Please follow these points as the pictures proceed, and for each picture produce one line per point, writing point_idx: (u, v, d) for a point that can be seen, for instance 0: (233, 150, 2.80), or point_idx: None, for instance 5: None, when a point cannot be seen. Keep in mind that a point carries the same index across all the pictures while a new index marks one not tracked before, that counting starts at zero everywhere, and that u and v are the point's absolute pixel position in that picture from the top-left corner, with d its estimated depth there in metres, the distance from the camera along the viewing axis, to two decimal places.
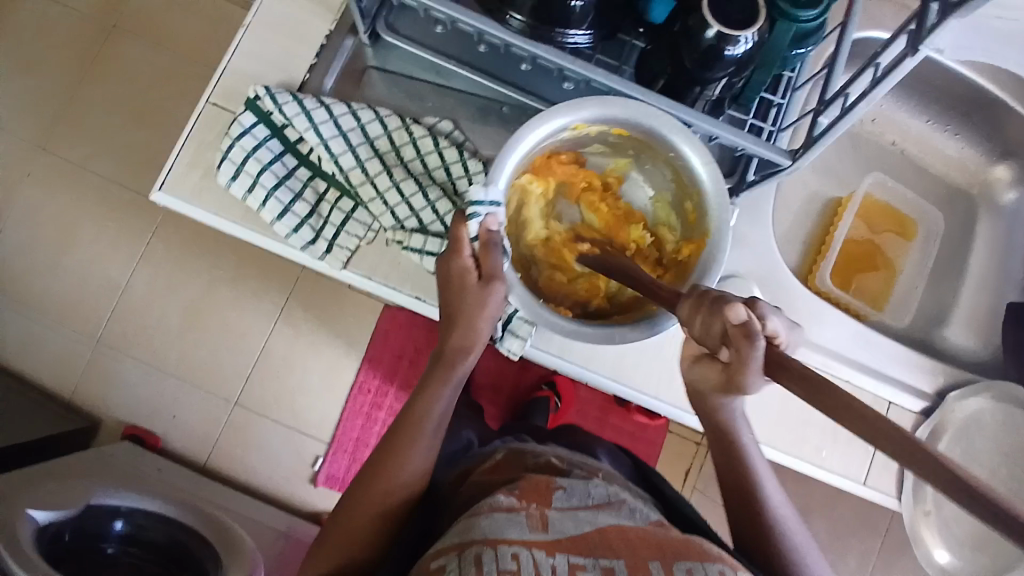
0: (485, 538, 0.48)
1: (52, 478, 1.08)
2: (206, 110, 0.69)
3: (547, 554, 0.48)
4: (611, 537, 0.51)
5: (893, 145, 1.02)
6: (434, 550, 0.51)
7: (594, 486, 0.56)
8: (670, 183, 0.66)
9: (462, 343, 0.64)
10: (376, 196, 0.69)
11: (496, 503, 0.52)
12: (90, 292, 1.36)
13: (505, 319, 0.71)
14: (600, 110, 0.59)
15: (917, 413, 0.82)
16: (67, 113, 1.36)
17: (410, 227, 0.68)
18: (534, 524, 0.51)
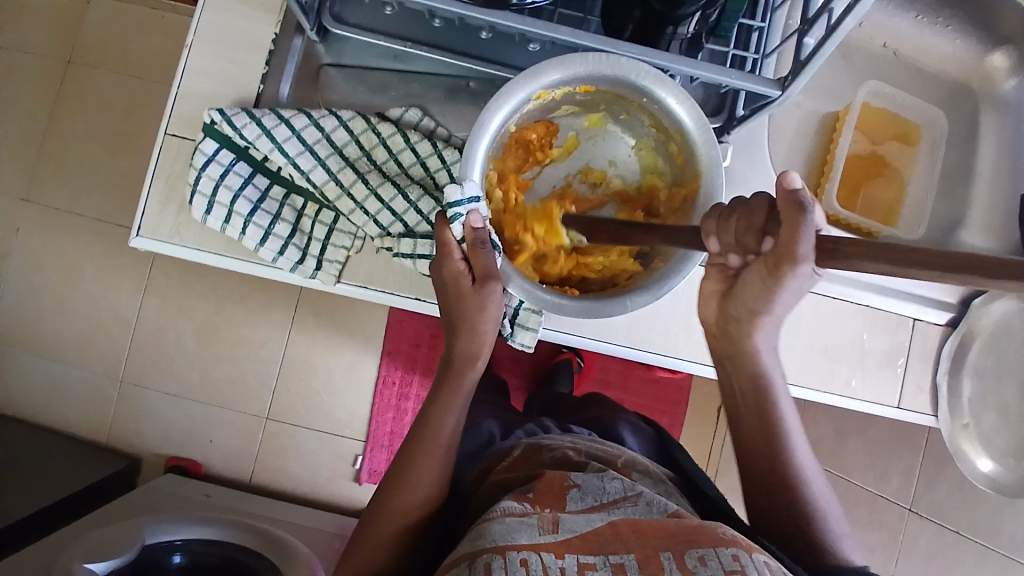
0: (494, 546, 0.47)
1: (103, 523, 1.09)
2: (167, 141, 0.66)
3: (556, 556, 0.47)
4: (622, 530, 0.49)
5: (886, 48, 0.96)
6: (449, 561, 0.50)
7: (609, 480, 0.55)
8: (650, 130, 0.62)
9: (469, 350, 0.63)
10: (355, 207, 0.65)
11: (508, 509, 0.52)
12: (104, 333, 1.36)
13: (510, 311, 0.69)
14: (563, 70, 0.55)
15: (944, 326, 0.78)
16: (41, 159, 1.34)
17: (397, 232, 0.65)
18: (545, 526, 0.50)
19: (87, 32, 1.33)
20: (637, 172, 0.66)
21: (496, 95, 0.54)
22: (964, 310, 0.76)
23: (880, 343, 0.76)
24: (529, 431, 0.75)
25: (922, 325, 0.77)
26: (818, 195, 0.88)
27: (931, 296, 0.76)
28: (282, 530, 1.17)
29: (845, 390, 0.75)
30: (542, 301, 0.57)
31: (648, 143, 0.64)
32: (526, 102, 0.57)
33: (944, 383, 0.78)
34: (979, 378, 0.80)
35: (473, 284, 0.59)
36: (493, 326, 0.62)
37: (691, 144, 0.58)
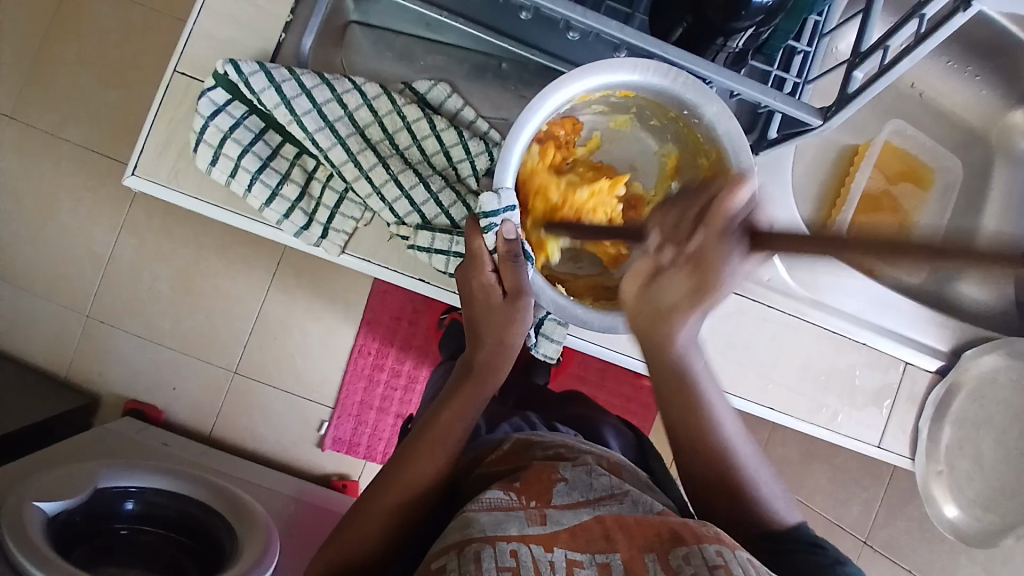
0: (483, 536, 0.46)
1: (55, 462, 1.05)
2: (174, 80, 0.62)
3: (545, 550, 0.47)
4: (610, 527, 0.49)
5: (914, 88, 0.95)
6: (434, 549, 0.49)
7: (597, 476, 0.55)
8: (681, 138, 0.62)
9: (491, 360, 0.62)
10: (372, 191, 0.63)
11: (494, 499, 0.51)
12: (75, 265, 1.31)
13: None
14: (612, 73, 0.54)
15: (933, 373, 0.79)
16: (27, 74, 1.27)
17: (412, 222, 0.63)
18: (533, 519, 0.49)
19: None
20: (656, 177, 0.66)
21: (542, 92, 0.52)
22: (954, 361, 0.79)
23: (871, 380, 0.77)
24: (515, 424, 0.75)
25: (912, 369, 0.79)
26: (829, 225, 0.88)
27: (928, 343, 0.78)
28: (239, 489, 1.14)
29: (829, 424, 0.76)
30: (573, 315, 0.57)
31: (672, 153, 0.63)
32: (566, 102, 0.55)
33: (925, 427, 0.79)
34: (960, 426, 0.80)
35: (502, 298, 0.59)
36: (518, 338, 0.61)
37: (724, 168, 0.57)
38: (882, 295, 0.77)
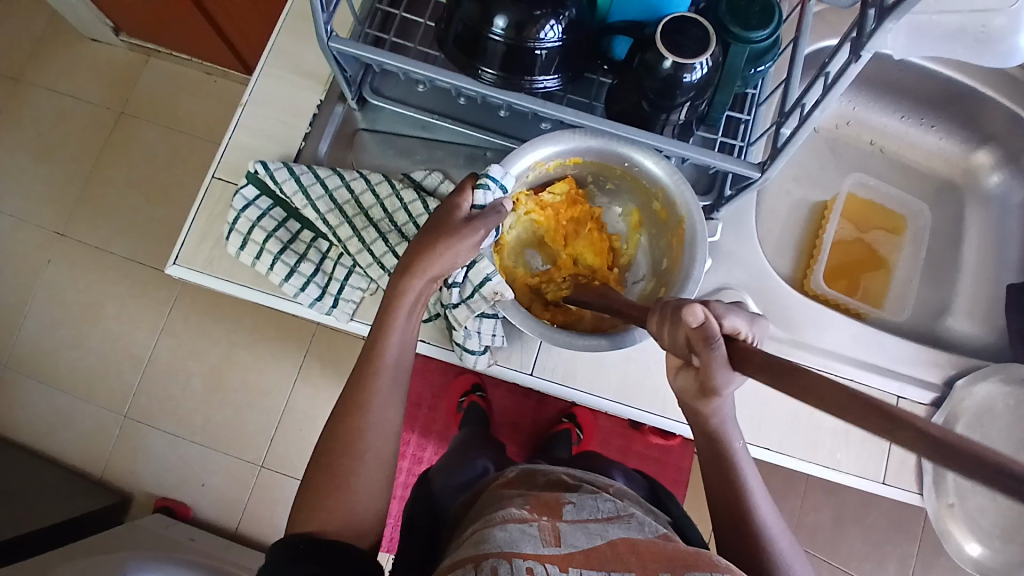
0: (500, 551, 0.49)
1: (85, 555, 1.09)
2: (212, 183, 0.75)
3: (561, 569, 0.48)
4: (621, 549, 0.51)
5: (873, 145, 1.04)
6: (451, 566, 0.51)
7: (602, 501, 0.58)
8: (633, 194, 0.73)
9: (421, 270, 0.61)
10: (373, 261, 0.72)
11: (507, 516, 0.54)
12: (116, 368, 1.41)
13: (462, 294, 0.70)
14: (561, 142, 0.66)
15: (927, 406, 0.81)
16: (84, 198, 1.44)
17: None
18: (547, 538, 0.51)
19: (142, 88, 1.47)
20: (623, 232, 0.77)
21: (502, 161, 0.64)
22: (946, 391, 0.81)
23: None
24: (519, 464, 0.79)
25: (905, 403, 0.80)
26: (808, 274, 0.93)
27: (915, 375, 0.81)
28: None
29: (828, 462, 0.78)
30: (569, 342, 0.63)
31: (633, 209, 0.75)
32: (525, 172, 0.67)
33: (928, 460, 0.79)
34: None
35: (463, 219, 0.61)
36: (449, 262, 0.60)
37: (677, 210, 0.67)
38: (866, 333, 0.81)
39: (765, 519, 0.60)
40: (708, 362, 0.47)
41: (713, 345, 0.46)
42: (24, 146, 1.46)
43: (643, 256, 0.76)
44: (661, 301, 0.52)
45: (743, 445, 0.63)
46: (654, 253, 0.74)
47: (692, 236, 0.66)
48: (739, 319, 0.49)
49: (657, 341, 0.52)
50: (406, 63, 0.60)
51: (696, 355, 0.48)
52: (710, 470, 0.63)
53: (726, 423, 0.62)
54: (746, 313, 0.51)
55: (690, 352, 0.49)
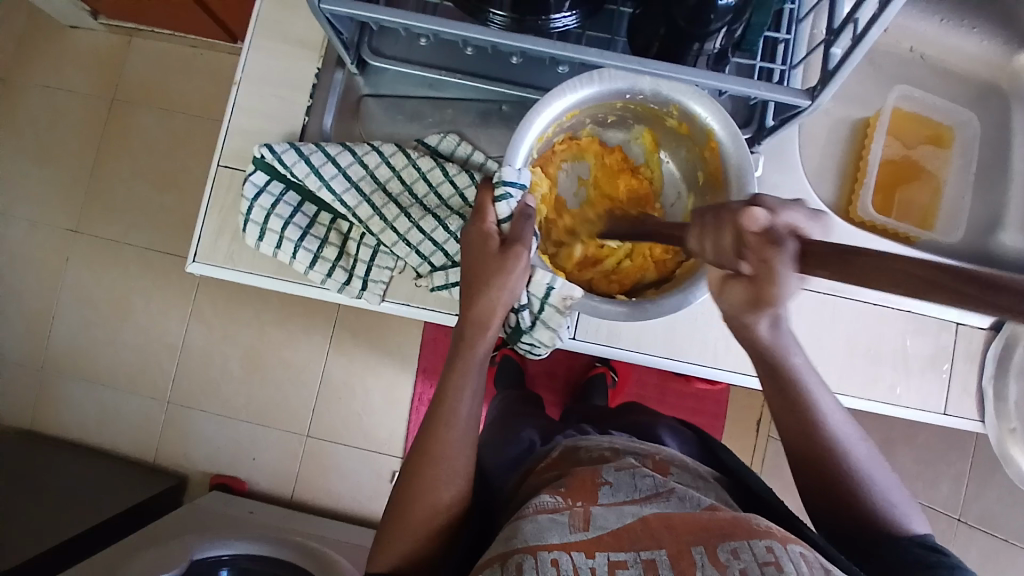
0: (526, 546, 0.49)
1: (152, 542, 1.12)
2: (219, 172, 0.71)
3: (586, 556, 0.48)
4: (653, 526, 0.50)
5: (913, 52, 0.96)
6: (481, 560, 0.51)
7: (640, 477, 0.57)
8: (636, 117, 0.69)
9: (483, 314, 0.59)
10: (398, 238, 0.68)
11: (539, 506, 0.53)
12: (153, 357, 1.42)
13: (533, 314, 0.65)
14: (559, 100, 0.60)
15: (987, 330, 0.78)
16: (93, 193, 1.41)
17: (437, 262, 0.68)
18: (576, 524, 0.51)
19: (133, 73, 1.41)
20: (643, 154, 0.74)
21: (507, 152, 0.59)
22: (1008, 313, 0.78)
23: (922, 347, 0.76)
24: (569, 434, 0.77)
25: (965, 330, 0.77)
26: (853, 201, 0.87)
27: None
28: (324, 546, 1.19)
29: (889, 397, 0.75)
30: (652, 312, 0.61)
31: (643, 129, 0.71)
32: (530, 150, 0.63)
33: (990, 386, 0.77)
34: None
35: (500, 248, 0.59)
36: (510, 297, 0.59)
37: (699, 122, 0.63)
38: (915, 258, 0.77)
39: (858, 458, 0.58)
40: (775, 264, 0.46)
41: (780, 245, 0.45)
42: (26, 145, 1.43)
43: (673, 168, 0.73)
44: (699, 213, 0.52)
45: (803, 362, 0.59)
46: (682, 165, 0.72)
47: (727, 140, 0.62)
48: (797, 215, 0.47)
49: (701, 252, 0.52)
50: (409, 18, 0.55)
51: (753, 256, 0.47)
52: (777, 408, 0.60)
53: (781, 337, 0.58)
54: (809, 209, 0.48)
55: (739, 258, 0.49)
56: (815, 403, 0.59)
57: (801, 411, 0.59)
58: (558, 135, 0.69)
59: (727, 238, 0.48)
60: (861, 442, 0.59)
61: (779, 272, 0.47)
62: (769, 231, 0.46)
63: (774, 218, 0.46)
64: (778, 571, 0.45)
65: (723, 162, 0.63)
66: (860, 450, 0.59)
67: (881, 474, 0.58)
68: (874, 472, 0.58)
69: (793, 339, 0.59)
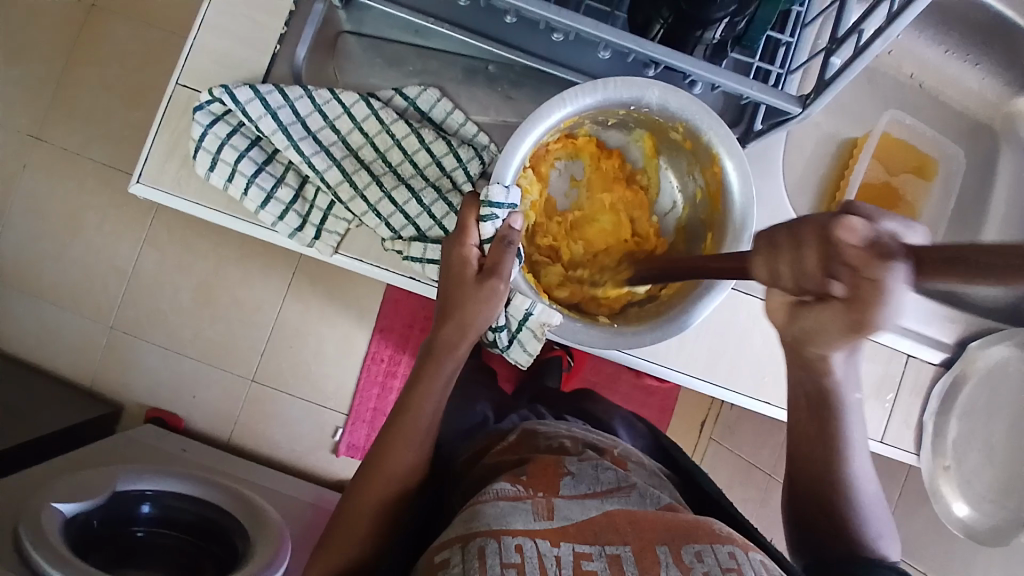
0: (489, 529, 0.47)
1: (76, 468, 1.07)
2: (177, 92, 0.67)
3: (551, 544, 0.47)
4: (618, 520, 0.50)
5: (913, 78, 0.95)
6: (438, 542, 0.50)
7: (602, 470, 0.56)
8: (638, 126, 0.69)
9: (456, 336, 0.63)
10: (368, 208, 0.67)
11: (500, 491, 0.52)
12: (100, 279, 1.35)
13: (511, 333, 0.71)
14: (560, 108, 0.60)
15: (937, 365, 0.80)
16: (53, 96, 1.32)
17: (408, 235, 0.67)
18: (540, 512, 0.50)
19: None
20: (641, 158, 0.73)
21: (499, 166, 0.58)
22: (960, 351, 0.79)
23: (870, 372, 0.77)
24: (523, 415, 0.76)
25: (915, 361, 0.79)
26: None
27: (930, 334, 0.79)
28: (255, 494, 1.14)
29: None
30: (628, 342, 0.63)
31: (644, 134, 0.70)
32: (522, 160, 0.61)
33: (931, 422, 0.80)
34: (964, 418, 0.81)
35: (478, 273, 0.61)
36: (484, 320, 0.62)
37: (705, 144, 0.64)
38: None
39: (865, 495, 0.61)
40: (879, 286, 0.37)
41: (889, 263, 0.36)
42: None
43: (672, 177, 0.73)
44: (767, 230, 0.43)
45: (858, 399, 0.63)
46: (679, 177, 0.72)
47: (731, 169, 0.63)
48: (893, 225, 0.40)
49: (775, 285, 0.43)
50: None
51: (846, 277, 0.38)
52: (806, 427, 0.64)
53: (848, 376, 0.61)
54: (895, 216, 0.42)
55: (831, 282, 0.39)
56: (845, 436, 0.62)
57: (834, 442, 0.62)
58: (553, 135, 0.67)
59: (814, 260, 0.39)
60: (871, 484, 0.62)
61: (889, 294, 0.37)
62: (874, 244, 0.37)
63: (875, 228, 0.38)
64: None
65: (727, 187, 0.64)
66: (869, 490, 0.62)
67: (880, 515, 0.61)
68: (872, 510, 0.61)
69: (858, 379, 0.63)
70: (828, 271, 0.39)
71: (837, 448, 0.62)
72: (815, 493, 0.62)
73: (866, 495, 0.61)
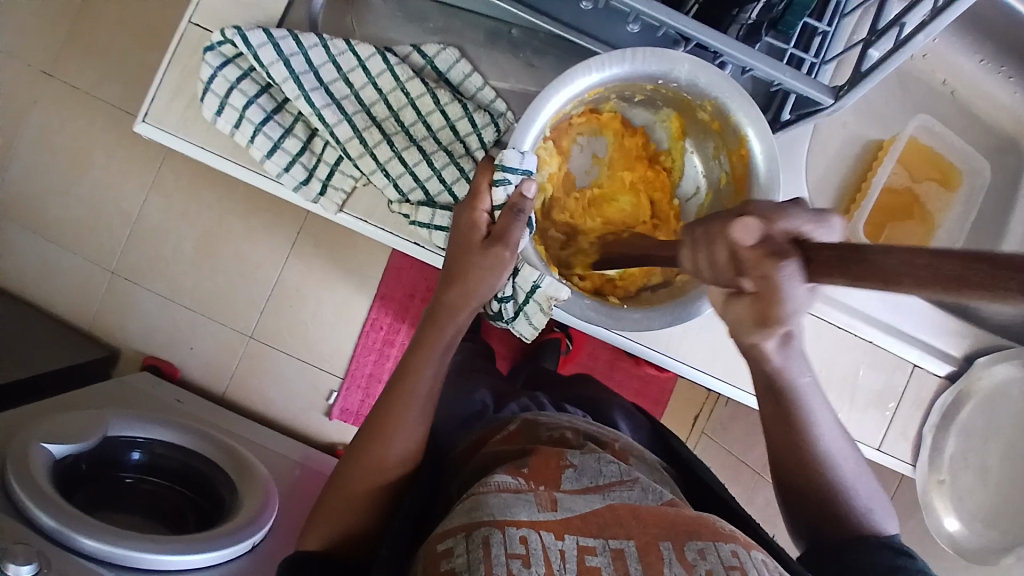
0: (493, 520, 0.46)
1: (68, 408, 1.07)
2: (189, 30, 0.65)
3: (555, 537, 0.46)
4: (621, 513, 0.49)
5: (946, 85, 0.92)
6: (440, 530, 0.49)
7: (605, 463, 0.55)
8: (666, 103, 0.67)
9: (457, 301, 0.62)
10: (376, 167, 0.66)
11: (502, 483, 0.50)
12: (103, 221, 1.34)
13: (517, 305, 0.69)
14: (586, 76, 0.58)
15: (942, 377, 0.79)
16: (68, 31, 1.30)
17: (416, 198, 0.66)
18: (543, 503, 0.49)
19: None
20: (666, 139, 0.71)
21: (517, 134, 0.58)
22: (966, 366, 0.78)
23: (873, 380, 0.76)
24: (522, 404, 0.74)
25: (920, 372, 0.78)
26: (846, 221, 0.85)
27: (938, 346, 0.77)
28: (244, 448, 1.14)
29: None
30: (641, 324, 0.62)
31: (671, 114, 0.68)
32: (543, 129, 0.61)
33: (929, 435, 0.79)
34: (962, 433, 0.80)
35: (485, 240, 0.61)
36: (488, 290, 0.62)
37: (734, 124, 0.62)
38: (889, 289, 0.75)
39: (846, 475, 0.60)
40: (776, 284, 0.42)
41: (780, 262, 0.41)
42: None
43: (697, 160, 0.71)
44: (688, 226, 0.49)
45: (808, 380, 0.61)
46: (705, 161, 0.70)
47: (759, 151, 0.62)
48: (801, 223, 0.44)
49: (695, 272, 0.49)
50: None
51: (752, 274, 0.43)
52: (770, 419, 0.62)
53: (788, 358, 0.59)
54: (808, 210, 0.44)
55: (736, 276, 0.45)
56: (810, 422, 0.61)
57: (799, 431, 0.61)
58: (578, 108, 0.65)
59: (721, 256, 0.45)
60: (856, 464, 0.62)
61: (785, 288, 0.43)
62: (765, 243, 0.43)
63: (766, 227, 0.43)
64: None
65: (753, 170, 0.63)
66: (851, 469, 0.61)
67: (870, 491, 0.61)
68: (860, 486, 0.60)
69: (802, 361, 0.60)
70: (733, 266, 0.45)
71: (806, 435, 0.60)
72: (793, 484, 0.62)
73: (850, 475, 0.61)
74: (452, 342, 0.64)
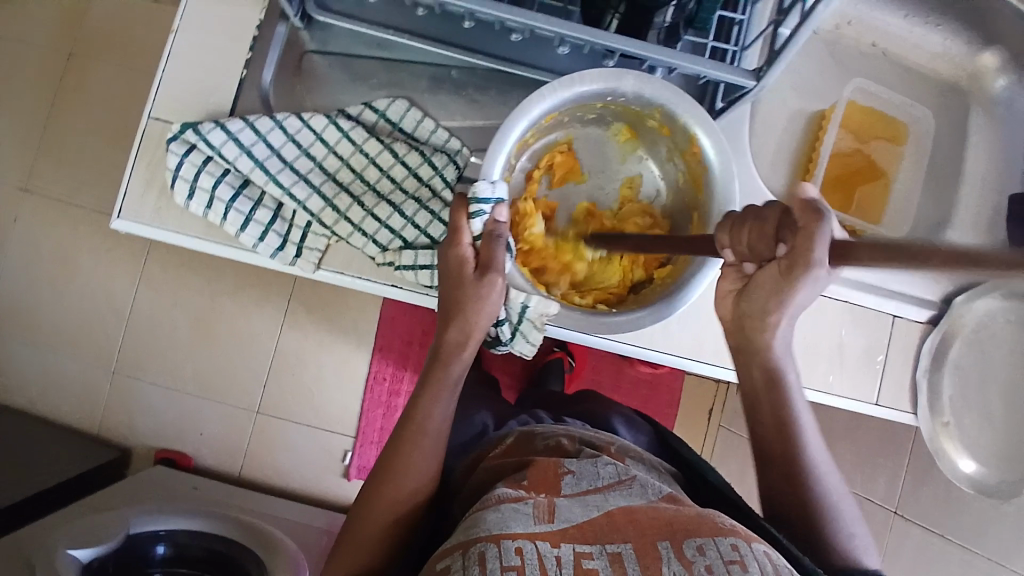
0: (489, 534, 0.48)
1: (86, 513, 1.07)
2: (150, 125, 0.68)
3: (552, 545, 0.48)
4: (618, 519, 0.50)
5: (875, 47, 0.97)
6: (439, 550, 0.50)
7: (603, 466, 0.56)
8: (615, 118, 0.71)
9: (460, 338, 0.63)
10: (352, 229, 0.68)
11: (502, 496, 0.52)
12: (97, 325, 1.36)
13: (512, 325, 0.67)
14: (542, 102, 0.62)
15: (924, 323, 0.80)
16: (40, 148, 1.34)
17: (395, 247, 0.68)
18: (540, 515, 0.50)
19: (87, 24, 1.34)
20: (621, 152, 0.76)
21: (484, 166, 0.60)
22: (947, 308, 0.80)
23: (859, 339, 0.78)
24: (520, 420, 0.77)
25: (903, 320, 0.80)
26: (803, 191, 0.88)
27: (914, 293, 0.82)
28: (268, 524, 1.15)
29: (824, 386, 0.77)
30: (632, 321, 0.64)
31: (621, 126, 0.72)
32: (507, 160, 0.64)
33: (924, 379, 0.80)
34: (957, 375, 0.82)
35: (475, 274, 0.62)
36: (487, 320, 0.62)
37: (683, 127, 0.65)
38: None
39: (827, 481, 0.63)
40: None
41: None
42: None
43: (652, 166, 0.75)
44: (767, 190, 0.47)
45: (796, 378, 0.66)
46: (662, 166, 0.74)
47: (710, 149, 0.64)
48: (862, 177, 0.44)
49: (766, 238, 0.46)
50: None
51: None
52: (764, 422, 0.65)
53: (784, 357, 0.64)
54: None
55: None
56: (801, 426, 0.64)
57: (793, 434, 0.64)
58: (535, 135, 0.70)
59: None
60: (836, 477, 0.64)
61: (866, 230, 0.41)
62: None
63: None
64: (743, 570, 0.45)
65: (706, 165, 0.66)
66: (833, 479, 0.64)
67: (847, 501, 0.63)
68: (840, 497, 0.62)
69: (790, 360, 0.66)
70: None
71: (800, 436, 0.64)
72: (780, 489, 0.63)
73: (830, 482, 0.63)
74: (463, 377, 0.65)
